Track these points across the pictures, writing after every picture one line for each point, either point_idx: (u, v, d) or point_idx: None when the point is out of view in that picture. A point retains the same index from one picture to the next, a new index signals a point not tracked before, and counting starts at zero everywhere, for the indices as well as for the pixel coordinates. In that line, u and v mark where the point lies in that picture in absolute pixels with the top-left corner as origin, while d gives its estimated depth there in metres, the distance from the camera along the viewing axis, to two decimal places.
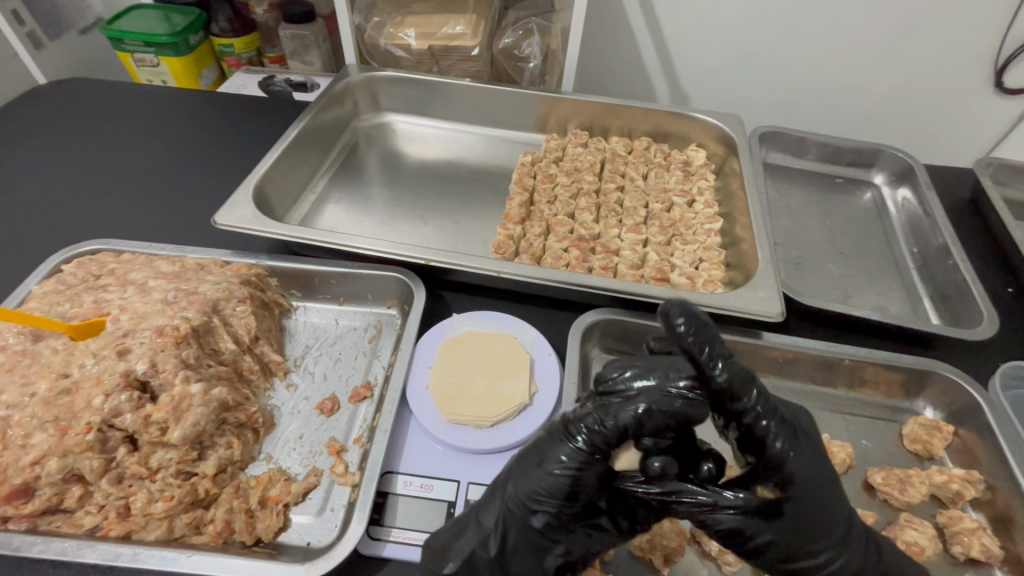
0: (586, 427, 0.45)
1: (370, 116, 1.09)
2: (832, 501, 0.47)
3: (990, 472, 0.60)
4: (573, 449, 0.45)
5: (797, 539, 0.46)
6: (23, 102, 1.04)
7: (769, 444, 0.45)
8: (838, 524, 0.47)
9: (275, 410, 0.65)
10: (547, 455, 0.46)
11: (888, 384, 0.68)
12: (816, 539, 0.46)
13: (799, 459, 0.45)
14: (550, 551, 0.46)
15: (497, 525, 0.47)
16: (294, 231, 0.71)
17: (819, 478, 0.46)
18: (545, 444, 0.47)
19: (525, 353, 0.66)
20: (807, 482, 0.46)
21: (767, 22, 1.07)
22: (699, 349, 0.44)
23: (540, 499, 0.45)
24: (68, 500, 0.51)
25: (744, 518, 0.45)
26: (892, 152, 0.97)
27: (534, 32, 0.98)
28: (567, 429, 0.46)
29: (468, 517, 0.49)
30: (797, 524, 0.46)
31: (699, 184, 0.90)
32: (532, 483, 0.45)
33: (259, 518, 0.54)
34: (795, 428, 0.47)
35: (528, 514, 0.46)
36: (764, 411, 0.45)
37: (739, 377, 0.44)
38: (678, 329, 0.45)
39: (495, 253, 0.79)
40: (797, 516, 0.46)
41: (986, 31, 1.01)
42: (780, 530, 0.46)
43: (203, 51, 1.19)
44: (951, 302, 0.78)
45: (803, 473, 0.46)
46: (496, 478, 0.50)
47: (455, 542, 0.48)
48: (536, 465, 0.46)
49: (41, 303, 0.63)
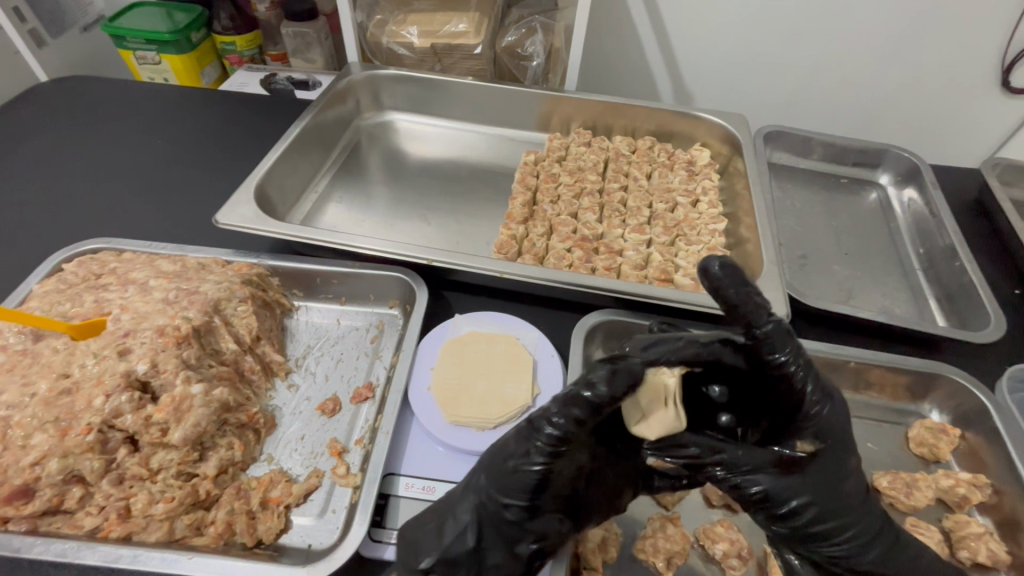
0: (546, 419, 0.45)
1: (372, 114, 1.08)
2: (852, 459, 0.48)
3: (997, 476, 0.59)
4: (539, 443, 0.45)
5: (826, 498, 0.46)
6: (23, 99, 1.03)
7: (800, 399, 0.47)
8: (858, 486, 0.48)
9: (277, 410, 0.64)
10: (513, 449, 0.46)
11: (894, 387, 0.68)
12: (844, 504, 0.46)
13: (827, 416, 0.47)
14: (523, 540, 0.46)
15: (471, 518, 0.46)
16: (295, 231, 0.71)
17: (842, 433, 0.48)
18: (512, 438, 0.47)
19: (527, 354, 0.66)
20: (832, 438, 0.47)
21: (772, 21, 1.07)
22: (744, 305, 0.46)
23: (510, 491, 0.45)
24: (68, 501, 0.51)
25: (776, 481, 0.46)
26: (898, 152, 0.96)
27: (537, 31, 0.98)
28: (532, 425, 0.46)
29: (444, 508, 0.48)
30: (823, 485, 0.46)
31: (703, 184, 0.89)
32: (501, 476, 0.46)
33: (260, 520, 0.54)
34: (828, 389, 0.48)
35: (498, 505, 0.46)
36: (799, 369, 0.47)
37: (778, 332, 0.46)
38: (719, 280, 0.46)
39: (498, 254, 0.78)
40: (823, 473, 0.47)
41: (992, 30, 1.00)
42: (810, 490, 0.46)
43: (205, 49, 1.19)
44: (957, 304, 0.77)
45: (831, 428, 0.47)
46: (468, 471, 0.50)
47: (430, 535, 0.47)
48: (506, 459, 0.46)
49: (41, 303, 0.63)
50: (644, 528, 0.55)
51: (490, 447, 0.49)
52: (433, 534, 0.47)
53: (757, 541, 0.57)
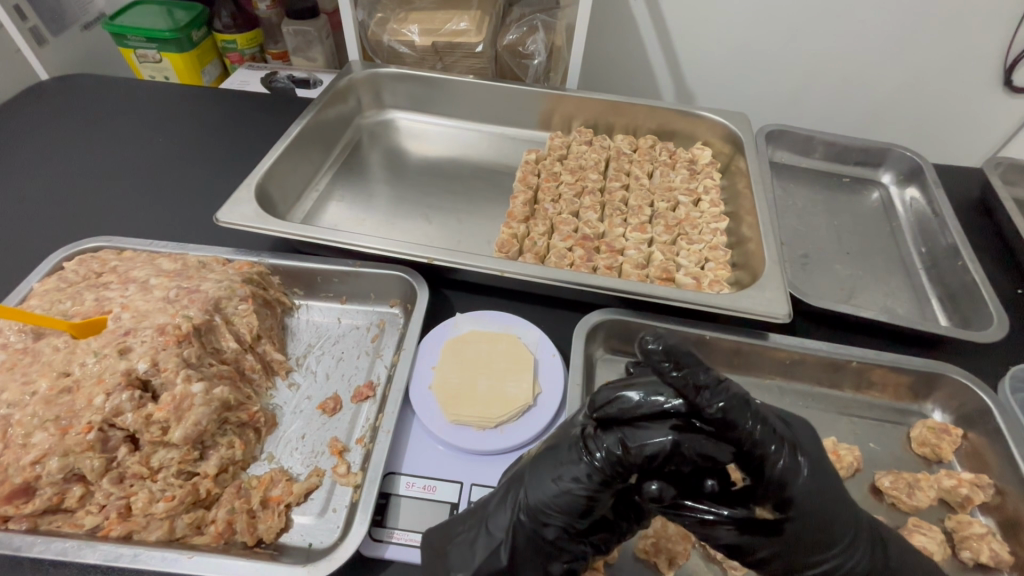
0: (606, 445, 0.44)
1: (373, 113, 1.08)
2: (840, 513, 0.46)
3: (999, 476, 0.59)
4: (590, 468, 0.44)
5: (799, 551, 0.46)
6: (24, 97, 1.03)
7: (769, 463, 0.44)
8: (843, 531, 0.46)
9: (277, 409, 0.64)
10: (565, 468, 0.45)
11: (896, 386, 0.68)
12: (822, 550, 0.46)
13: (798, 479, 0.44)
14: (556, 558, 0.46)
15: (506, 536, 0.46)
16: (295, 230, 0.70)
17: (818, 492, 0.45)
18: (563, 455, 0.46)
19: (529, 353, 0.65)
20: (809, 496, 0.45)
21: (775, 19, 1.06)
22: (685, 381, 0.41)
23: (554, 511, 0.44)
24: (68, 500, 0.51)
25: (747, 536, 0.45)
26: (901, 152, 0.96)
27: (538, 29, 0.98)
28: (586, 445, 0.45)
29: (477, 519, 0.49)
30: (799, 538, 0.45)
31: (705, 182, 0.89)
32: (548, 495, 0.44)
33: (260, 519, 0.54)
34: (796, 446, 0.46)
35: (538, 523, 0.45)
36: (762, 435, 0.43)
37: (733, 407, 0.42)
38: (656, 360, 0.41)
39: (499, 253, 0.78)
40: (802, 529, 0.45)
41: (995, 29, 1.00)
42: (783, 543, 0.45)
43: (206, 47, 1.19)
44: (960, 303, 0.77)
45: (806, 491, 0.45)
46: (508, 481, 0.49)
47: (463, 549, 0.48)
48: (552, 479, 0.45)
49: (42, 301, 0.62)
50: (645, 528, 0.55)
51: (533, 462, 0.48)
52: (464, 548, 0.48)
53: None
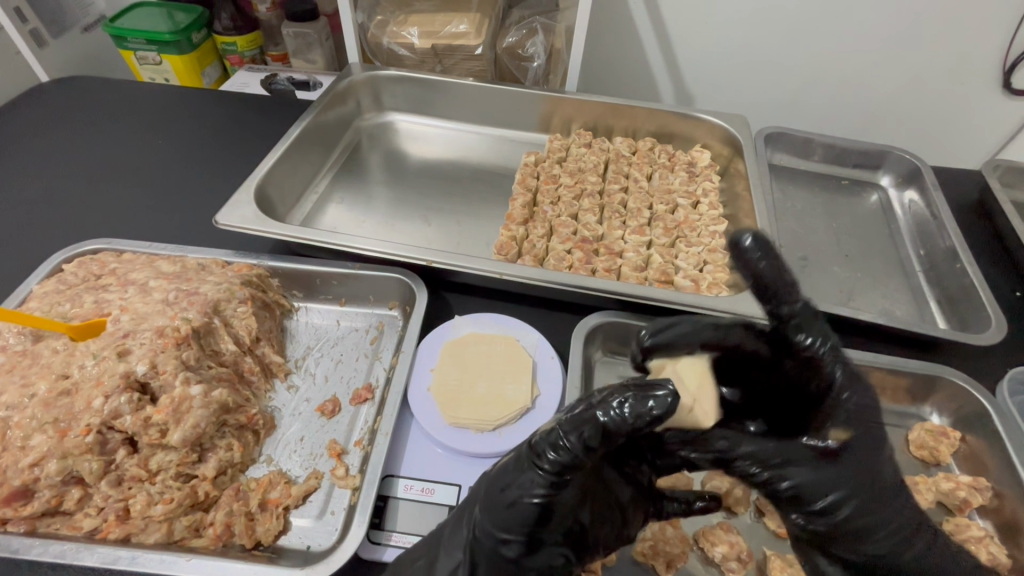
0: (550, 448, 0.45)
1: (373, 115, 1.08)
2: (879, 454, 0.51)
3: (997, 479, 0.59)
4: (540, 473, 0.45)
5: (858, 493, 0.50)
6: (24, 100, 1.03)
7: (828, 378, 0.52)
8: (889, 472, 0.51)
9: (276, 411, 0.64)
10: (516, 479, 0.46)
11: (894, 389, 0.68)
12: (875, 493, 0.50)
13: (857, 395, 0.52)
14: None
15: (465, 556, 0.46)
16: (294, 232, 0.71)
17: (870, 412, 0.52)
18: (511, 467, 0.46)
19: (527, 356, 0.66)
20: (863, 417, 0.52)
21: (773, 22, 1.06)
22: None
23: (508, 526, 0.45)
24: (67, 502, 0.51)
25: (808, 476, 0.50)
26: (899, 154, 0.96)
27: (537, 32, 0.98)
28: (533, 452, 0.45)
29: (435, 541, 0.49)
30: (859, 476, 0.50)
31: (704, 185, 0.89)
32: (500, 510, 0.45)
33: (259, 522, 0.54)
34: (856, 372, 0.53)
35: (496, 541, 0.45)
36: (829, 359, 0.52)
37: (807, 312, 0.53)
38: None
39: (498, 255, 0.78)
40: (853, 466, 0.50)
41: (993, 31, 1.00)
42: (846, 480, 0.50)
43: (206, 49, 1.19)
44: (959, 306, 0.77)
45: (860, 412, 0.52)
46: (462, 502, 0.49)
47: (424, 573, 0.47)
48: (502, 492, 0.45)
49: (41, 303, 0.63)
50: (643, 531, 0.55)
51: (486, 477, 0.48)
52: (425, 571, 0.47)
53: (756, 544, 0.57)
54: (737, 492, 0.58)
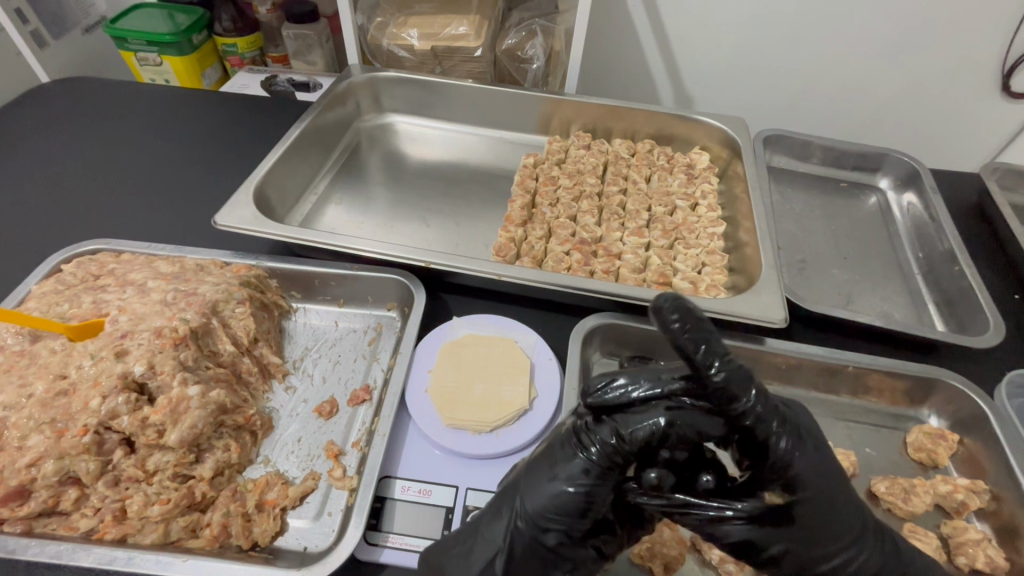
0: (601, 438, 0.44)
1: (372, 116, 1.08)
2: (841, 508, 0.45)
3: (995, 482, 0.59)
4: (586, 463, 0.44)
5: (808, 545, 0.45)
6: (24, 100, 1.04)
7: (771, 444, 0.43)
8: (849, 522, 0.46)
9: (274, 412, 0.64)
10: (560, 469, 0.44)
11: (892, 392, 0.68)
12: (829, 539, 0.45)
13: (803, 455, 0.44)
14: (559, 566, 0.46)
15: (504, 544, 0.46)
16: (292, 233, 0.71)
17: (823, 467, 0.45)
18: (557, 455, 0.45)
19: (525, 357, 0.66)
20: (812, 476, 0.44)
21: (772, 24, 1.07)
22: (695, 341, 0.40)
23: (551, 516, 0.44)
24: (63, 503, 0.51)
25: (755, 529, 0.43)
26: (898, 157, 0.96)
27: (537, 34, 0.98)
28: (579, 440, 0.45)
29: (471, 531, 0.49)
30: (812, 530, 0.44)
31: (702, 187, 0.89)
32: (544, 498, 0.44)
33: (256, 522, 0.54)
34: (798, 425, 0.45)
35: (537, 529, 0.44)
36: (766, 413, 0.43)
37: (738, 378, 0.41)
38: (675, 325, 0.40)
39: (496, 256, 0.78)
40: (809, 516, 0.44)
41: (992, 35, 1.00)
42: (796, 535, 0.44)
43: (207, 50, 1.19)
44: (957, 309, 0.77)
45: (809, 470, 0.44)
46: (500, 493, 0.49)
47: (460, 560, 0.48)
48: (548, 480, 0.44)
49: (40, 303, 0.63)
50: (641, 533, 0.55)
51: (527, 468, 0.47)
52: (461, 559, 0.48)
53: None
54: None
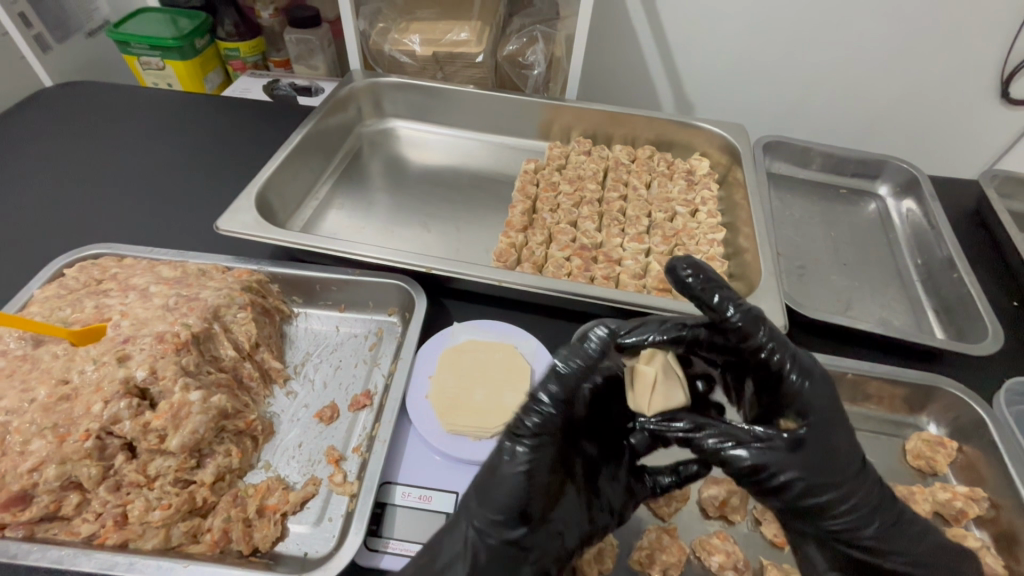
0: (531, 419, 0.49)
1: (374, 121, 1.09)
2: (846, 439, 0.47)
3: (994, 489, 0.59)
4: (523, 446, 0.48)
5: (817, 475, 0.45)
6: (27, 104, 1.04)
7: (784, 376, 0.46)
8: (850, 457, 0.47)
9: (275, 417, 0.65)
10: (503, 459, 0.49)
11: (892, 399, 0.68)
12: (836, 471, 0.46)
13: (812, 387, 0.46)
14: (526, 560, 0.47)
15: (466, 547, 0.47)
16: (294, 238, 0.71)
17: (832, 399, 0.47)
18: (499, 447, 0.49)
19: (525, 363, 0.66)
20: (821, 406, 0.46)
21: (772, 31, 1.07)
22: (708, 284, 0.49)
23: (504, 506, 0.47)
24: (65, 508, 0.51)
25: (764, 455, 0.45)
26: (897, 163, 0.96)
27: (538, 40, 0.99)
28: (512, 432, 0.49)
29: (436, 536, 0.50)
30: (819, 462, 0.45)
31: (702, 193, 0.90)
32: (492, 490, 0.48)
33: (256, 528, 0.54)
34: (811, 364, 0.48)
35: (496, 526, 0.47)
36: (774, 347, 0.47)
37: (749, 316, 0.47)
38: (685, 279, 0.49)
39: (497, 262, 0.78)
40: (814, 445, 0.45)
41: (990, 43, 1.01)
42: (802, 463, 0.45)
43: (209, 55, 1.20)
44: (956, 316, 0.77)
45: (819, 398, 0.46)
46: (458, 505, 0.51)
47: (431, 563, 0.48)
48: (494, 472, 0.48)
49: (43, 308, 0.63)
50: (641, 539, 0.55)
51: (481, 470, 0.50)
52: (426, 563, 0.48)
53: (753, 554, 0.57)
54: (734, 501, 0.58)
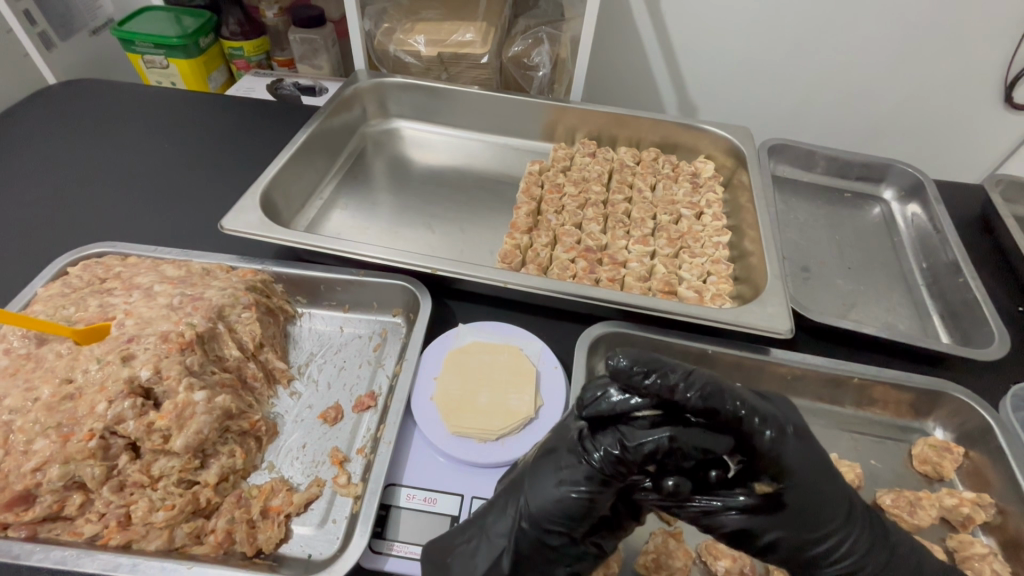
0: (604, 446, 0.44)
1: (378, 121, 1.08)
2: (827, 491, 0.47)
3: (1001, 496, 0.59)
4: (590, 468, 0.44)
5: (802, 530, 0.46)
6: (30, 102, 1.04)
7: (756, 439, 0.44)
8: (834, 506, 0.47)
9: (279, 417, 0.64)
10: (564, 475, 0.45)
11: (897, 404, 0.68)
12: (824, 523, 0.47)
13: (786, 447, 0.45)
14: (560, 564, 0.46)
15: (508, 545, 0.47)
16: (299, 238, 0.71)
17: (807, 455, 0.46)
18: (563, 460, 0.46)
19: (531, 365, 0.65)
20: (797, 463, 0.45)
21: (777, 33, 1.07)
22: (660, 388, 0.42)
23: (557, 520, 0.45)
24: (68, 508, 0.51)
25: (749, 519, 0.46)
26: (902, 167, 0.96)
27: (543, 41, 0.98)
28: (584, 446, 0.45)
29: (478, 527, 0.49)
30: (802, 514, 0.46)
31: (707, 197, 0.90)
32: (547, 503, 0.45)
33: (260, 529, 0.54)
34: (780, 416, 0.45)
35: (543, 532, 0.45)
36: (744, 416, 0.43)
37: (710, 391, 0.42)
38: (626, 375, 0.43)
39: (501, 263, 0.78)
40: (797, 503, 0.46)
41: (995, 47, 1.01)
42: (786, 522, 0.46)
43: (213, 54, 1.19)
44: (962, 321, 0.77)
45: (795, 459, 0.45)
46: (504, 491, 0.50)
47: (464, 557, 0.48)
48: (553, 485, 0.45)
49: (46, 306, 0.63)
50: (646, 544, 0.55)
51: (533, 469, 0.48)
52: (466, 558, 0.48)
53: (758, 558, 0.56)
54: None
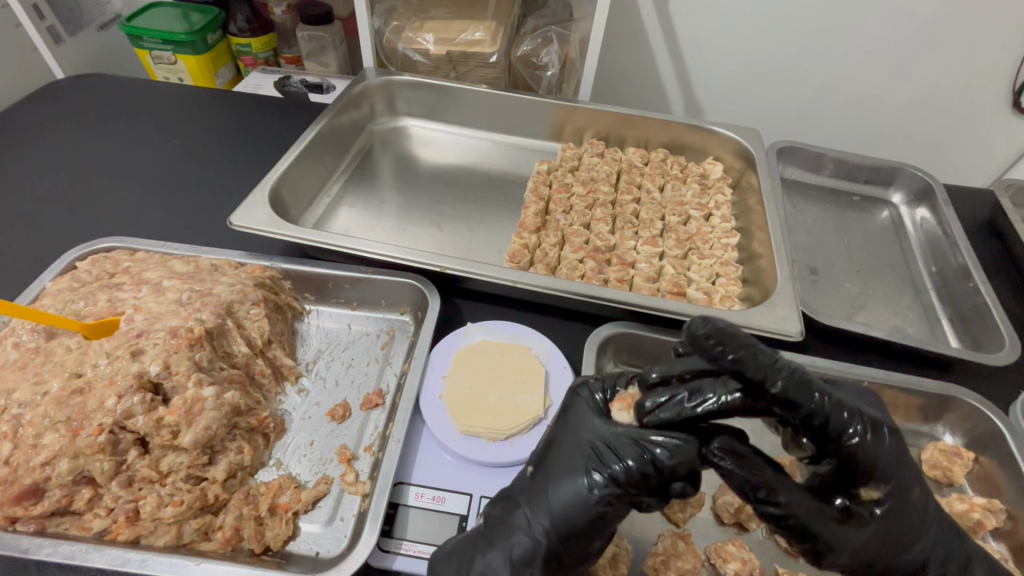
0: (628, 459, 0.47)
1: (386, 119, 1.08)
2: (915, 519, 0.49)
3: (1012, 502, 0.59)
4: (608, 478, 0.47)
5: (891, 549, 0.48)
6: (38, 96, 1.04)
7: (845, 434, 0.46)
8: (924, 525, 0.50)
9: (286, 414, 0.64)
10: (582, 484, 0.48)
11: (907, 407, 0.68)
12: (909, 546, 0.49)
13: (879, 450, 0.47)
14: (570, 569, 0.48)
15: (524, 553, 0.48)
16: (308, 235, 0.70)
17: (897, 459, 0.48)
18: (579, 471, 0.49)
19: (539, 366, 0.65)
20: (885, 463, 0.47)
21: (786, 36, 1.07)
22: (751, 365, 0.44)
23: (575, 526, 0.47)
24: (77, 502, 0.51)
25: (835, 525, 0.47)
26: (911, 171, 0.96)
27: (552, 41, 0.99)
28: (601, 457, 0.48)
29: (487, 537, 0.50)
30: (890, 531, 0.48)
31: (716, 198, 0.89)
32: (567, 511, 0.47)
33: (268, 526, 0.54)
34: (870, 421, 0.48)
35: (560, 538, 0.47)
36: (831, 407, 0.45)
37: (796, 382, 0.44)
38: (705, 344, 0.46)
39: (510, 262, 0.78)
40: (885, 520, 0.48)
41: (1005, 52, 1.00)
42: (870, 540, 0.48)
43: (221, 50, 1.20)
44: (972, 326, 0.77)
45: (889, 467, 0.47)
46: (516, 500, 0.51)
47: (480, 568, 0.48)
48: (570, 494, 0.48)
49: (55, 300, 0.62)
50: (655, 545, 0.55)
51: (545, 477, 0.50)
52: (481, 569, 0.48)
53: (768, 561, 0.56)
54: (749, 508, 0.57)
